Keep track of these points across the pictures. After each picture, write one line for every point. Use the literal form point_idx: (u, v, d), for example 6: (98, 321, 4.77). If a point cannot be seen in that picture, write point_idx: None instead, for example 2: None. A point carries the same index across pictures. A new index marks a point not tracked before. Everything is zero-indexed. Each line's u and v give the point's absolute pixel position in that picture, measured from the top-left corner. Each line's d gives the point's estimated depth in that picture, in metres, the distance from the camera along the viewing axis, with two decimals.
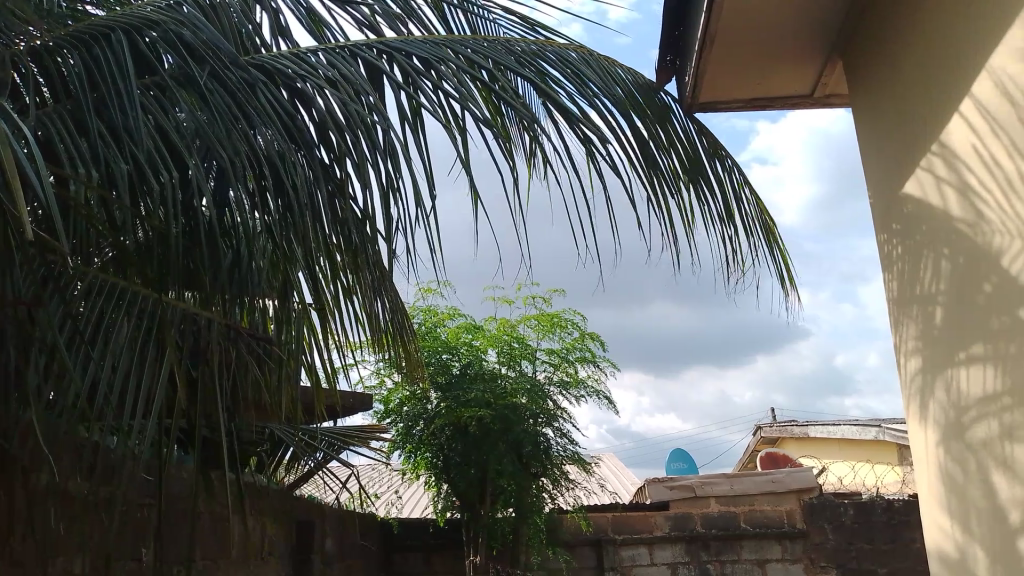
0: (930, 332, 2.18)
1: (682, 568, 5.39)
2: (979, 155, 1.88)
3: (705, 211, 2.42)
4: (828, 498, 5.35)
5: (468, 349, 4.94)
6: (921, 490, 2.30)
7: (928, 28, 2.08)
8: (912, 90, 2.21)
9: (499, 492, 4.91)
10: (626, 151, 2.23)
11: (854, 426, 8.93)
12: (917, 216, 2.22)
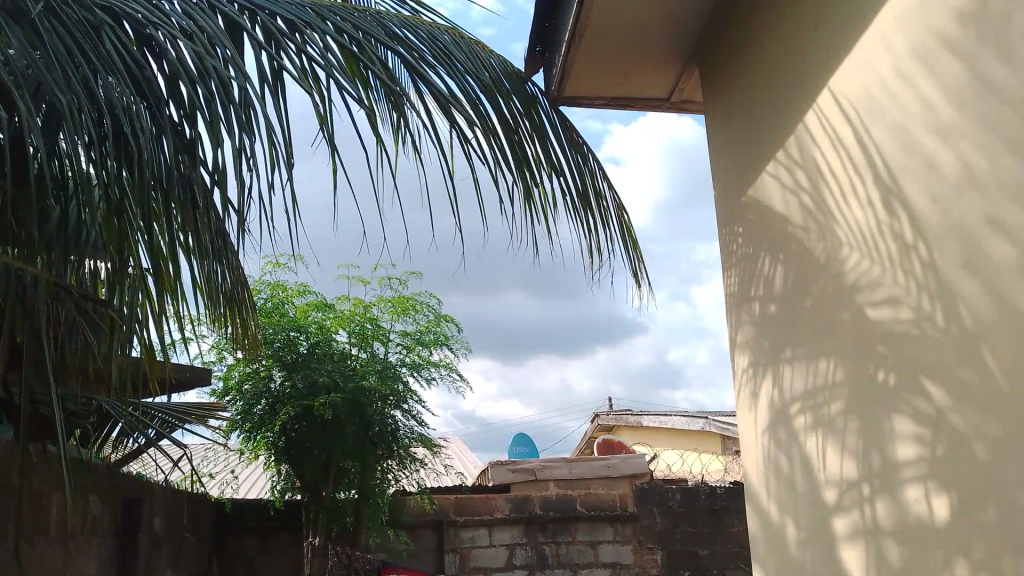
0: (764, 330, 2.35)
1: (519, 549, 5.53)
2: (819, 166, 2.03)
3: (564, 202, 2.48)
4: (658, 483, 5.63)
5: (317, 329, 4.78)
6: (747, 476, 2.50)
7: (782, 44, 2.22)
8: (763, 104, 2.35)
9: (343, 474, 4.85)
10: (492, 139, 2.24)
11: (683, 416, 9.47)
12: (759, 221, 2.37)
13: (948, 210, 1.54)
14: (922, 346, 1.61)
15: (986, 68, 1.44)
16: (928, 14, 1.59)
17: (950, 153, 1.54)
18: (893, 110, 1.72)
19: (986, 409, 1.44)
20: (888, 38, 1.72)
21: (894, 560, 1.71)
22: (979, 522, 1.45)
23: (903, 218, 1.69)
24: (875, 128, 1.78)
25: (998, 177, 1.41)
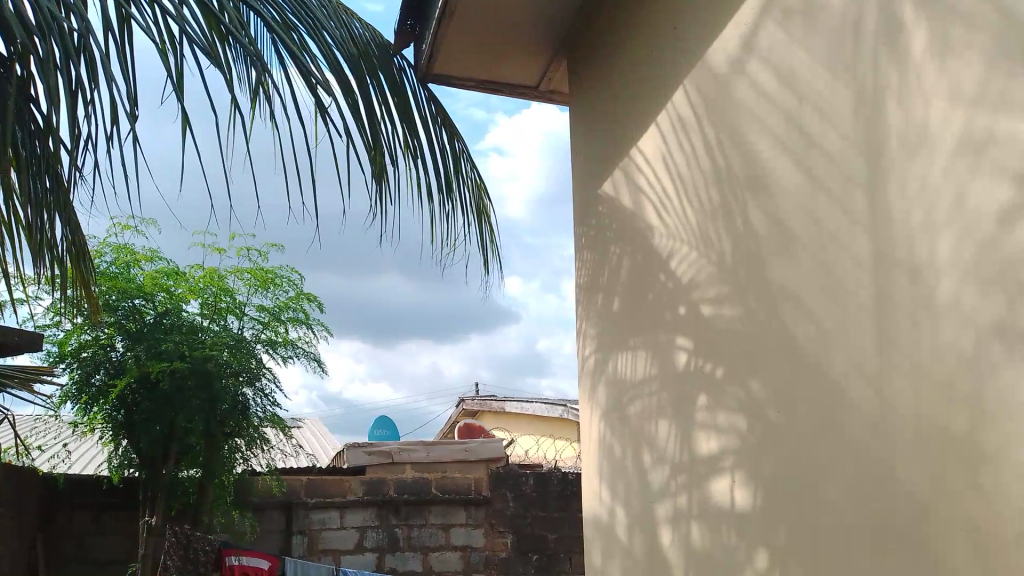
0: (609, 321, 2.43)
1: (370, 531, 5.50)
2: (667, 166, 2.12)
3: (424, 182, 2.47)
4: (513, 468, 5.72)
5: (166, 298, 4.53)
6: (584, 462, 2.57)
7: (641, 45, 2.30)
8: (621, 102, 2.42)
9: (187, 451, 4.64)
10: (353, 110, 2.19)
11: (544, 404, 9.69)
12: (611, 215, 2.45)
13: (772, 216, 1.65)
14: (747, 341, 1.71)
15: (811, 85, 1.55)
16: (767, 30, 1.70)
17: (777, 162, 1.65)
18: (732, 117, 1.82)
19: (792, 400, 1.55)
20: (732, 49, 1.83)
21: (707, 540, 1.81)
22: (783, 508, 1.56)
23: (734, 220, 1.79)
24: (716, 133, 1.89)
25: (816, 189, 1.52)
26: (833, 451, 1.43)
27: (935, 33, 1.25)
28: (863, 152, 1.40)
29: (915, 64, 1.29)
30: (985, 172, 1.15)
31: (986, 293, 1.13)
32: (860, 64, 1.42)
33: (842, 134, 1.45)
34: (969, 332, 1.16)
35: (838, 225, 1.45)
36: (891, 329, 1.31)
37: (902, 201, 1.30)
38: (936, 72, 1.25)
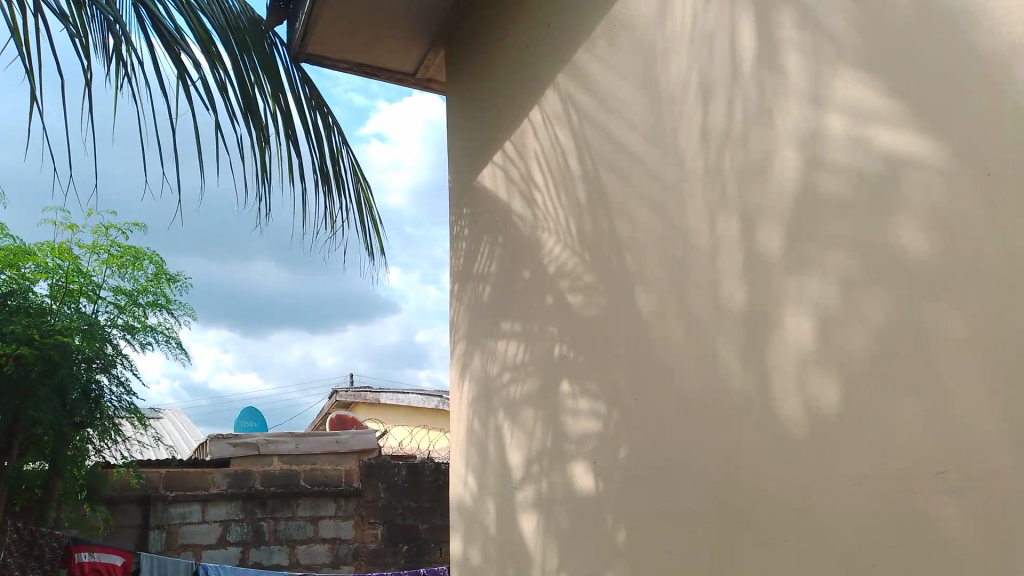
0: (482, 310, 2.46)
1: (234, 525, 5.29)
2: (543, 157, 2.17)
3: (294, 160, 2.41)
4: (385, 459, 5.72)
5: (10, 276, 4.20)
6: (455, 450, 2.58)
7: (518, 38, 2.34)
8: (496, 93, 2.45)
9: (34, 444, 4.28)
10: (221, 86, 2.11)
11: (420, 395, 9.68)
12: (486, 205, 2.48)
13: (640, 207, 1.73)
14: (610, 331, 1.80)
15: (679, 82, 1.63)
16: (639, 27, 1.77)
17: (647, 155, 1.72)
18: (605, 112, 1.89)
19: (654, 386, 1.63)
20: (605, 45, 1.89)
21: (566, 521, 1.89)
22: (636, 489, 1.65)
23: (605, 211, 1.86)
24: (589, 126, 1.94)
25: (681, 183, 1.60)
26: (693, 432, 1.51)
27: (791, 38, 1.35)
28: (719, 154, 1.50)
29: (774, 66, 1.39)
30: (832, 168, 1.25)
31: (830, 281, 1.23)
32: (725, 64, 1.50)
33: (706, 131, 1.54)
34: (815, 319, 1.25)
35: (700, 217, 1.54)
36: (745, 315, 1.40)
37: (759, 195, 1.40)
38: (793, 74, 1.34)
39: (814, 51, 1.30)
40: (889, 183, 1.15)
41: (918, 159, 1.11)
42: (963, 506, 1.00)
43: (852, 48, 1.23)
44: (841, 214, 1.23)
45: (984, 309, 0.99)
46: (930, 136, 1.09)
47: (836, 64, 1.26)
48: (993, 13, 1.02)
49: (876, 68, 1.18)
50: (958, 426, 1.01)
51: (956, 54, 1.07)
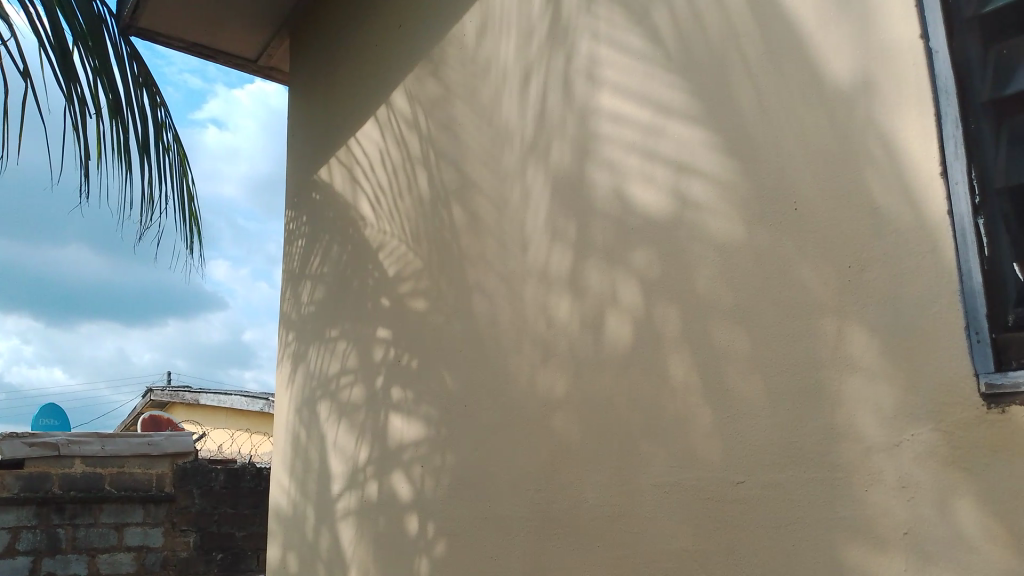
0: (359, 294, 2.94)
1: (25, 531, 4.83)
2: (429, 159, 2.68)
3: (116, 139, 2.25)
4: (203, 462, 5.47)
5: None
6: (326, 441, 2.99)
7: (372, 55, 3.04)
8: (330, 111, 3.25)
9: None
10: (19, 54, 2.03)
11: (245, 397, 9.32)
12: (363, 200, 2.99)
13: (546, 232, 2.19)
14: None
15: (474, 122, 2.51)
16: (449, 79, 2.63)
17: (507, 175, 2.35)
18: (422, 137, 2.72)
19: None
20: (490, 74, 2.45)
21: None
22: None
23: (474, 214, 2.46)
24: (462, 147, 2.54)
25: (534, 198, 2.25)
26: (577, 438, 1.98)
27: (673, 95, 1.85)
28: None
29: (526, 121, 2.30)
30: (661, 199, 1.86)
31: None
32: (591, 96, 2.10)
33: (569, 153, 2.13)
34: None
35: (545, 224, 2.20)
36: (624, 340, 1.91)
37: (641, 241, 1.90)
38: (619, 102, 2.00)
39: (642, 90, 1.94)
40: (684, 193, 1.80)
41: (700, 178, 1.77)
42: (758, 496, 1.54)
43: (666, 92, 1.87)
44: (649, 219, 1.89)
45: (801, 310, 1.51)
46: (694, 165, 1.79)
47: (667, 106, 1.87)
48: (821, 95, 1.53)
49: (695, 106, 1.80)
50: (764, 427, 1.55)
51: (729, 102, 1.72)
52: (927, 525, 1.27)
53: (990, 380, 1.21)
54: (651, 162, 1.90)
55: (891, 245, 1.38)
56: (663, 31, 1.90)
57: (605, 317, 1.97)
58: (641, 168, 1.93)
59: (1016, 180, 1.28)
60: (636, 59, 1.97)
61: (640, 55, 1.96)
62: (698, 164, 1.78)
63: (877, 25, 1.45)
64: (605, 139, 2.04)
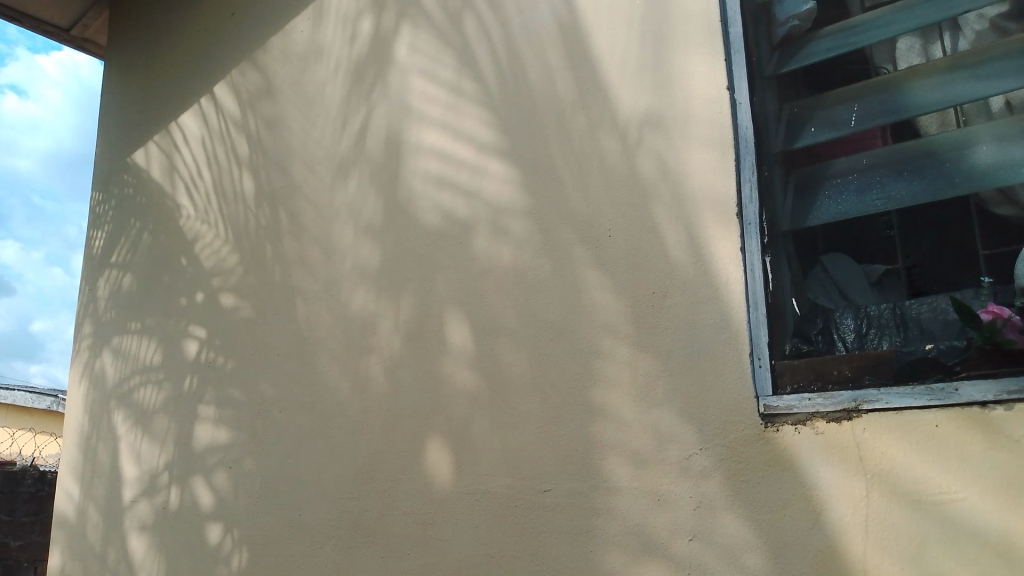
0: (166, 290, 2.79)
1: None
2: (258, 154, 2.62)
3: None
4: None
5: None
6: (118, 445, 2.80)
7: (198, 41, 2.93)
8: (151, 91, 3.07)
9: None
10: None
11: (25, 392, 8.42)
12: (180, 190, 2.86)
13: (378, 241, 2.22)
14: None
15: (308, 122, 2.49)
16: (284, 76, 2.59)
17: (342, 179, 2.35)
18: (252, 131, 2.65)
19: None
20: (329, 77, 2.46)
21: None
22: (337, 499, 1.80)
23: (303, 216, 2.43)
24: (294, 146, 2.51)
25: (366, 206, 2.27)
26: (393, 447, 2.02)
27: (513, 125, 1.99)
28: None
29: (362, 129, 2.34)
30: (495, 220, 1.99)
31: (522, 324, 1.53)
32: (432, 112, 2.18)
33: (408, 166, 2.20)
34: None
35: (375, 232, 2.23)
36: (445, 353, 1.99)
37: (472, 261, 2.01)
38: (454, 131, 2.12)
39: (483, 116, 2.06)
40: (505, 223, 1.97)
41: (533, 203, 1.92)
42: (563, 503, 1.70)
43: (507, 121, 2.01)
44: (482, 237, 2.01)
45: (615, 331, 1.72)
46: (518, 199, 1.95)
47: (506, 134, 2.01)
48: (642, 143, 1.77)
49: (526, 142, 1.97)
50: (573, 442, 1.72)
51: (554, 148, 1.92)
52: (709, 532, 1.51)
53: (767, 402, 1.49)
54: (488, 184, 2.02)
55: (690, 285, 1.63)
56: (506, 63, 2.04)
57: (430, 330, 2.04)
58: (470, 194, 2.06)
59: (798, 226, 1.67)
60: (471, 92, 2.10)
61: (481, 82, 2.08)
62: (533, 190, 1.93)
63: (689, 88, 1.72)
64: (439, 162, 2.14)
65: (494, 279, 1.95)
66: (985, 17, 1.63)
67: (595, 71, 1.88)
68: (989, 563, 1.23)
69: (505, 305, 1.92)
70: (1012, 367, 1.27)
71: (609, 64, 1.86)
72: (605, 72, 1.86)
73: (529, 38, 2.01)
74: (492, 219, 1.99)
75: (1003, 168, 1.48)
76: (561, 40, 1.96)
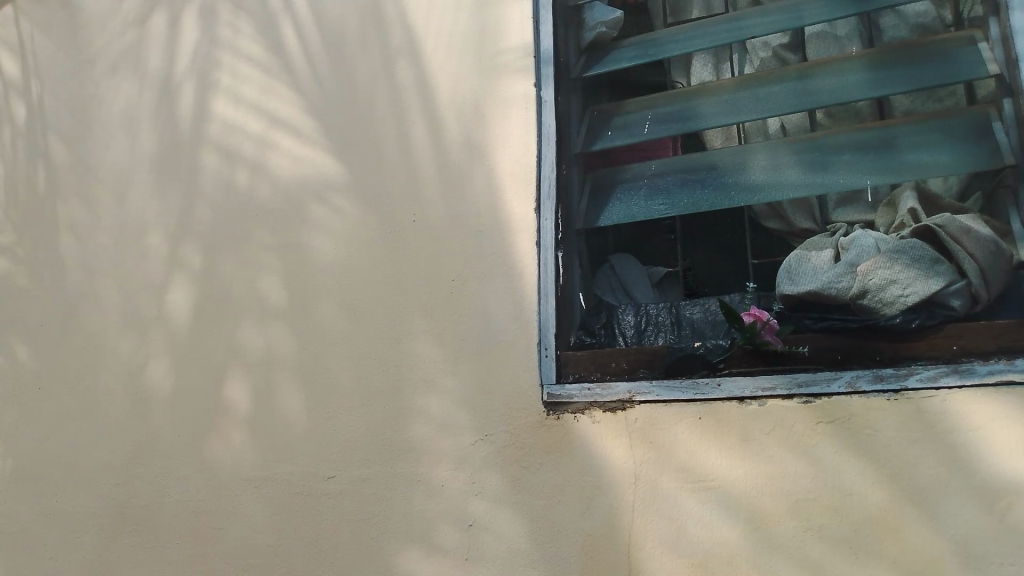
0: None
1: None
2: (34, 102, 2.36)
3: None
4: None
5: None
6: None
7: None
8: None
9: None
10: None
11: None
12: None
13: (169, 210, 2.08)
14: None
15: (96, 74, 2.28)
16: (71, 18, 2.35)
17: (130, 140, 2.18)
18: (27, 76, 2.38)
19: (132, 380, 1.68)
20: (120, 29, 2.26)
21: None
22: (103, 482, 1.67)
23: (85, 175, 2.23)
24: (78, 98, 2.29)
25: (159, 170, 2.12)
26: (174, 428, 1.92)
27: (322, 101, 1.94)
28: None
29: (156, 89, 2.17)
30: (298, 197, 1.92)
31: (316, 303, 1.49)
32: (236, 79, 2.06)
33: (206, 134, 2.08)
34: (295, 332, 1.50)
35: (167, 201, 2.09)
36: (236, 331, 1.91)
37: (269, 237, 1.93)
38: (258, 99, 2.02)
39: (289, 88, 1.98)
40: (305, 202, 1.90)
41: (338, 182, 1.88)
42: (345, 489, 1.68)
43: (315, 96, 1.95)
44: (280, 213, 1.93)
45: (411, 316, 1.72)
46: (323, 177, 1.90)
47: (313, 109, 1.95)
48: (450, 132, 1.79)
49: (334, 119, 1.92)
50: (360, 428, 1.70)
51: (361, 128, 1.88)
52: (488, 518, 1.54)
53: (551, 390, 1.55)
54: (292, 159, 1.95)
55: (487, 273, 1.67)
56: (317, 37, 1.97)
57: (221, 308, 1.95)
58: (271, 167, 1.97)
59: (590, 225, 1.74)
60: (277, 61, 2.02)
61: (289, 54, 2.00)
62: (338, 171, 1.89)
63: (498, 82, 1.76)
64: (240, 130, 2.03)
65: (291, 258, 1.89)
66: (769, 46, 1.80)
67: (408, 54, 1.87)
68: (734, 545, 1.35)
69: (302, 286, 1.86)
70: (766, 366, 1.41)
71: (421, 49, 1.86)
72: (418, 56, 1.85)
73: (342, 13, 1.96)
74: (292, 196, 1.92)
75: (771, 186, 1.64)
76: (375, 19, 1.92)
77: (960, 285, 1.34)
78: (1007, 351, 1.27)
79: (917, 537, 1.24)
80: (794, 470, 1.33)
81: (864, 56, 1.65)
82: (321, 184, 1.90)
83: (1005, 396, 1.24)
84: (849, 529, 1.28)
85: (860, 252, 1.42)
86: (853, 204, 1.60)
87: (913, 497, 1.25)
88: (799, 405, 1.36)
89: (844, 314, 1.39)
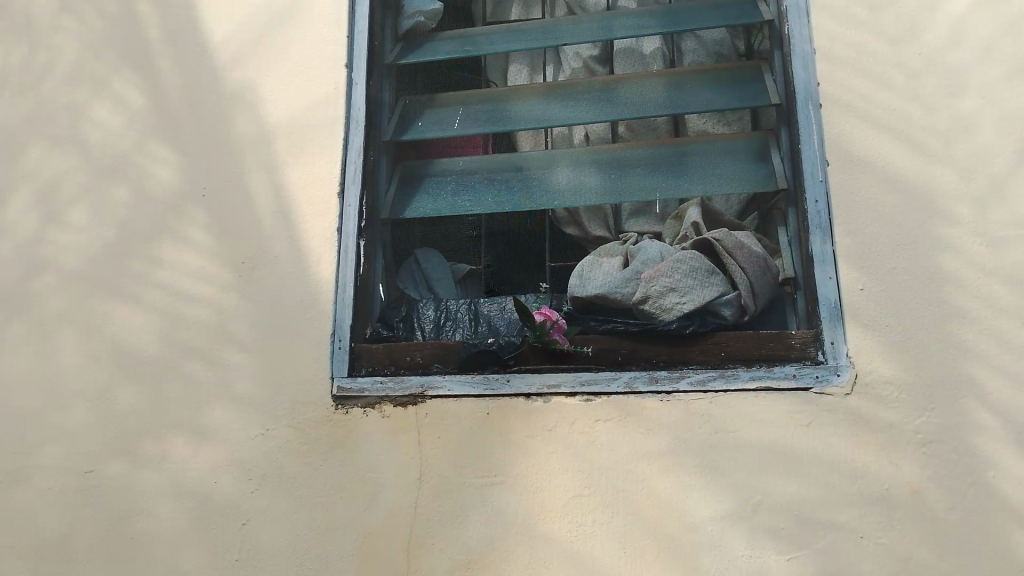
0: None
1: None
2: None
3: None
4: None
5: None
6: None
7: None
8: None
9: None
10: None
11: None
12: None
13: None
14: None
15: None
16: None
17: None
18: None
19: None
20: None
21: None
22: None
23: None
24: None
25: None
26: None
27: (124, 71, 1.81)
28: None
29: None
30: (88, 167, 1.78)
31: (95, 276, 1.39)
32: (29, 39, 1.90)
33: None
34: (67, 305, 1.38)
35: None
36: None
37: (43, 211, 1.78)
38: (52, 61, 1.87)
39: (89, 55, 1.85)
40: (91, 176, 1.77)
41: (133, 155, 1.75)
42: (105, 485, 1.55)
43: (117, 65, 1.82)
44: (68, 183, 1.78)
45: (197, 300, 1.62)
46: (118, 147, 1.77)
47: (113, 78, 1.82)
48: (255, 109, 1.71)
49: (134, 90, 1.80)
50: (134, 417, 1.58)
51: (159, 101, 1.77)
52: (264, 515, 1.46)
53: (342, 383, 1.50)
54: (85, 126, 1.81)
55: (281, 259, 1.60)
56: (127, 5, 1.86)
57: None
58: (56, 135, 1.82)
59: (396, 216, 1.69)
60: (78, 25, 1.88)
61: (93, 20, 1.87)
62: (135, 143, 1.76)
63: (309, 65, 1.71)
64: (25, 93, 1.87)
65: (69, 234, 1.75)
66: (581, 56, 1.84)
67: (217, 30, 1.79)
68: (511, 543, 1.36)
69: (77, 264, 1.72)
70: (552, 364, 1.45)
71: (233, 26, 1.78)
72: (228, 33, 1.78)
73: None
74: (80, 168, 1.79)
75: (571, 191, 1.68)
76: None
77: (731, 296, 1.44)
78: (767, 360, 1.39)
79: (677, 531, 1.31)
80: (573, 468, 1.37)
81: (664, 74, 1.74)
82: (110, 157, 1.77)
83: (762, 400, 1.34)
84: (619, 524, 1.33)
85: (647, 260, 1.51)
86: (644, 215, 1.68)
87: (677, 494, 1.32)
88: (580, 403, 1.40)
89: (627, 318, 1.47)
